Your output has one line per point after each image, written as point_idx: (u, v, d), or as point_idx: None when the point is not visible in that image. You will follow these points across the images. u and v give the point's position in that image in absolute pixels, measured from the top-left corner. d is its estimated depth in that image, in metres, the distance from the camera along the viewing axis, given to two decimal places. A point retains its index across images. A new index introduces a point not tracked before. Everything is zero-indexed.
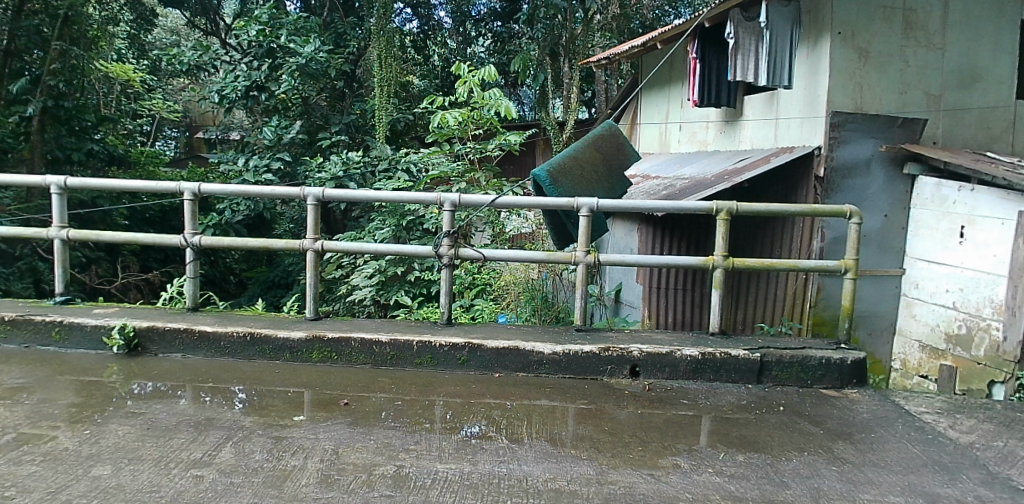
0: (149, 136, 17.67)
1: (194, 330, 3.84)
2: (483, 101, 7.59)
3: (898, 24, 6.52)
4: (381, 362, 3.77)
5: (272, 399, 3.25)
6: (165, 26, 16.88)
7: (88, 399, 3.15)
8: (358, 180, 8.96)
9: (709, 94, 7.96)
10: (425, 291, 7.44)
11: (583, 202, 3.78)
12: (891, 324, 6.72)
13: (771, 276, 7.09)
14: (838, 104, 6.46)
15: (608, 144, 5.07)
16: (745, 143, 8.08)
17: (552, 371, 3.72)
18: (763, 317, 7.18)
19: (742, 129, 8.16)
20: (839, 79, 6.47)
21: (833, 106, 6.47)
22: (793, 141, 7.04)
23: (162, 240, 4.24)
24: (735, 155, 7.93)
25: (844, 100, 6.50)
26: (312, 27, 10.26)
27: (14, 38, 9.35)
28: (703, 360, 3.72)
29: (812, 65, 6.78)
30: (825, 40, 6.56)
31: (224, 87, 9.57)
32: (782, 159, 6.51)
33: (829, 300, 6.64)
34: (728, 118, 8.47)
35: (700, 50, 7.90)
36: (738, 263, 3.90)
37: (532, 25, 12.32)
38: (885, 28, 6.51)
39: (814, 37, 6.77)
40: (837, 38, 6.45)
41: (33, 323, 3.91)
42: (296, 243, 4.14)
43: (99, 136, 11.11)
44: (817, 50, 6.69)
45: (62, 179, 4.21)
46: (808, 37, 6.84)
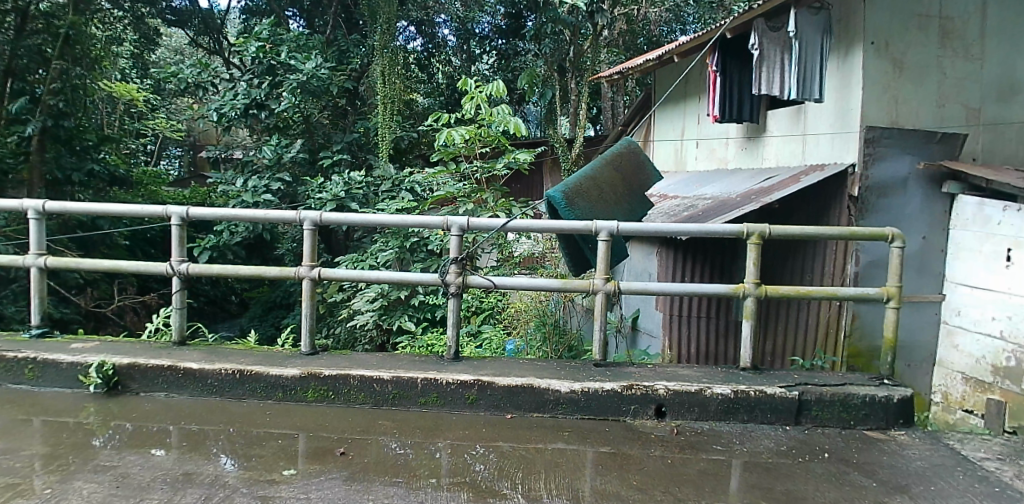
0: (153, 155, 17.61)
1: (179, 367, 3.53)
2: (491, 118, 7.33)
3: (935, 34, 6.29)
4: (383, 402, 3.44)
5: (262, 447, 2.93)
6: (169, 46, 16.91)
7: (57, 449, 2.84)
8: (360, 200, 8.67)
9: (730, 109, 7.69)
10: (429, 316, 7.13)
11: (601, 225, 3.57)
12: (931, 355, 6.41)
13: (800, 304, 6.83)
14: (872, 119, 6.18)
15: (628, 163, 4.72)
16: (770, 160, 7.78)
17: (570, 412, 3.39)
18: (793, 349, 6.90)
19: (765, 145, 7.89)
20: (872, 93, 6.20)
21: (866, 121, 6.18)
22: (823, 158, 6.74)
23: (147, 269, 3.95)
24: (760, 172, 7.65)
25: (880, 114, 6.21)
26: (314, 44, 10.08)
27: (14, 59, 9.13)
28: (736, 399, 3.40)
29: (843, 76, 6.51)
30: (858, 50, 6.29)
31: (224, 105, 9.35)
32: (811, 179, 6.22)
33: (864, 330, 6.34)
34: (750, 134, 8.21)
35: (721, 62, 7.63)
36: (771, 291, 3.57)
37: (539, 41, 12.16)
38: (920, 38, 6.26)
39: (844, 48, 6.51)
40: (872, 48, 6.18)
41: (5, 359, 3.63)
42: (291, 271, 3.83)
43: (100, 156, 10.98)
44: (848, 61, 6.43)
45: (40, 204, 3.95)
46: (839, 47, 6.58)
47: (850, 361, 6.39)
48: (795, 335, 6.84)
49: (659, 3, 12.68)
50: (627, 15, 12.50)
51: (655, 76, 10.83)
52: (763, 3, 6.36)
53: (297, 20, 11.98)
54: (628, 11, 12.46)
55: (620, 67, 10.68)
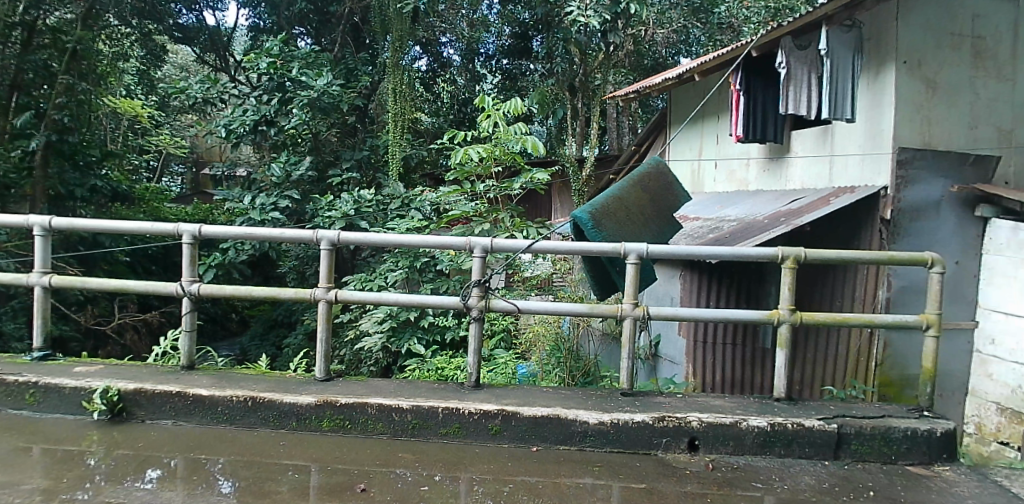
0: (155, 172, 17.61)
1: (188, 394, 3.37)
2: (507, 136, 7.22)
3: (967, 54, 6.31)
4: (402, 433, 3.28)
5: (272, 481, 2.76)
6: (174, 62, 17.01)
7: (59, 483, 2.66)
8: (369, 219, 8.53)
9: (754, 129, 7.63)
10: (438, 339, 6.94)
11: (630, 248, 3.45)
12: (963, 385, 6.37)
13: (831, 331, 6.85)
14: (904, 139, 6.16)
15: (655, 184, 4.62)
16: (794, 182, 7.73)
17: (598, 445, 3.23)
18: (826, 376, 6.91)
19: (789, 166, 7.84)
20: (905, 113, 6.18)
21: (898, 142, 6.16)
22: (852, 179, 6.72)
23: (155, 289, 3.79)
24: (784, 195, 7.59)
25: (911, 135, 6.19)
26: (325, 62, 9.93)
27: (20, 73, 9.22)
28: (774, 433, 3.23)
29: (875, 96, 6.49)
30: (890, 69, 6.29)
31: (232, 121, 9.28)
32: (841, 201, 6.16)
33: (895, 359, 6.33)
34: (773, 155, 8.17)
35: (745, 82, 7.52)
36: (807, 318, 3.42)
37: (550, 61, 12.14)
38: (952, 56, 6.29)
39: (876, 67, 6.49)
40: (903, 68, 6.19)
41: (5, 384, 3.46)
42: (306, 293, 3.68)
43: (103, 172, 10.94)
44: (880, 80, 6.41)
45: (46, 220, 3.81)
46: (870, 65, 6.58)
47: (881, 390, 6.37)
48: (826, 362, 6.86)
49: (666, 25, 12.59)
50: (636, 36, 12.48)
51: (670, 97, 10.81)
52: (794, 21, 6.32)
53: (305, 38, 11.96)
54: (636, 32, 12.47)
55: (635, 87, 10.65)
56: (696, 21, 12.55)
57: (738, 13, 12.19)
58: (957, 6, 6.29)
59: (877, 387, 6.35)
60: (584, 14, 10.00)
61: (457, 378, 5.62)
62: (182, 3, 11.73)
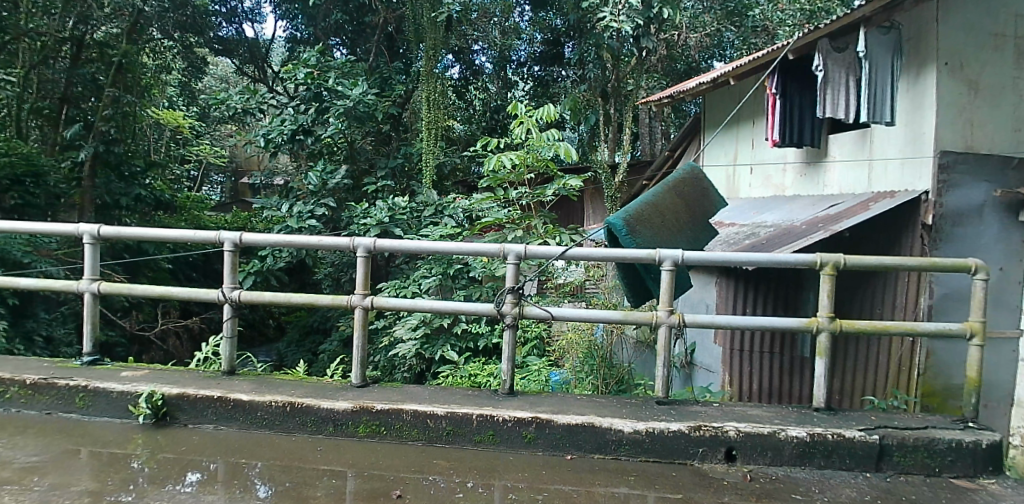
0: (197, 181, 18.13)
1: (228, 399, 3.45)
2: (540, 142, 7.23)
3: (1011, 54, 6.11)
4: (436, 439, 3.30)
5: (308, 486, 2.81)
6: (215, 74, 17.51)
7: (105, 485, 2.75)
8: (403, 227, 8.63)
9: (790, 133, 7.50)
10: (471, 346, 6.98)
11: (665, 254, 3.43)
12: (1011, 395, 6.13)
13: (871, 340, 6.68)
14: (947, 142, 5.98)
15: (691, 189, 4.58)
16: (832, 187, 7.57)
17: (633, 454, 3.20)
18: (867, 386, 6.73)
19: (827, 171, 7.68)
20: (947, 115, 6.00)
21: (941, 145, 5.99)
22: (892, 184, 6.55)
23: (198, 296, 3.89)
24: (822, 200, 7.44)
25: (954, 138, 6.01)
26: (360, 71, 10.10)
27: (70, 86, 9.93)
28: (813, 443, 3.16)
29: (915, 99, 6.32)
30: (930, 71, 6.12)
31: (271, 131, 9.52)
32: (881, 206, 6.01)
33: (938, 368, 6.13)
34: (810, 159, 8.02)
35: (781, 86, 7.43)
36: (846, 326, 3.34)
37: (582, 67, 12.13)
38: (995, 57, 6.10)
39: (916, 69, 6.32)
40: (944, 69, 6.02)
41: (56, 387, 3.60)
42: (343, 299, 3.74)
43: (147, 182, 11.33)
44: (920, 82, 6.25)
45: (95, 228, 3.96)
46: (909, 66, 6.41)
47: (924, 400, 6.17)
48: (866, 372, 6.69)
49: (699, 29, 12.55)
50: (667, 40, 12.42)
51: (705, 102, 10.71)
52: (830, 23, 6.22)
53: (340, 48, 12.16)
54: (669, 37, 12.41)
55: (668, 92, 10.57)
56: (730, 25, 12.44)
57: (772, 16, 11.96)
58: (1000, 5, 6.10)
59: (920, 397, 6.15)
60: (616, 20, 9.98)
61: (490, 385, 5.63)
62: (222, 15, 12.05)
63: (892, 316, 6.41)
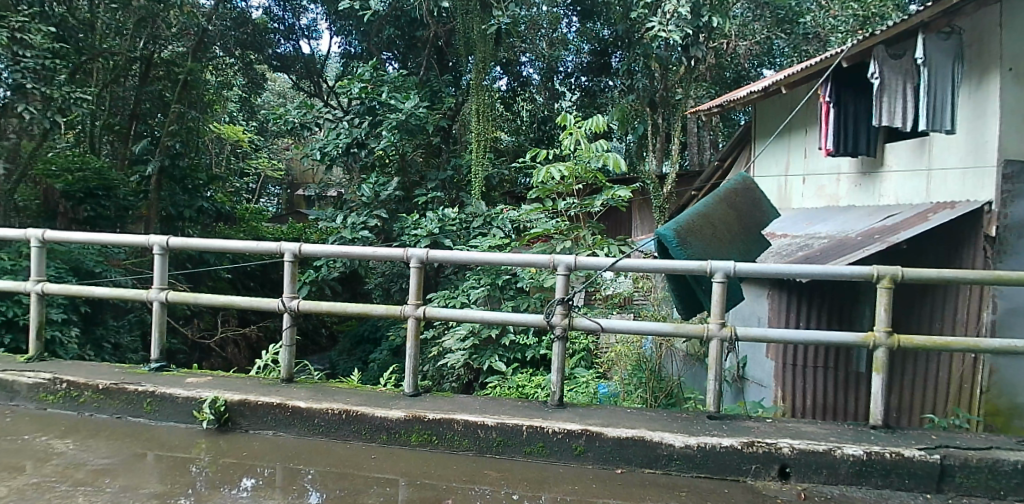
0: (255, 193, 18.83)
1: (287, 406, 3.58)
2: (589, 153, 7.21)
3: None
4: (487, 450, 3.36)
5: (360, 493, 2.89)
6: (273, 89, 18.19)
7: (171, 487, 2.90)
8: (453, 237, 8.79)
9: (845, 142, 7.37)
10: (519, 357, 7.02)
11: (717, 266, 3.41)
12: None
13: (931, 355, 6.45)
14: (1012, 151, 5.74)
15: (742, 199, 4.55)
16: (889, 197, 7.34)
17: (684, 469, 3.18)
18: (927, 403, 6.49)
19: (883, 181, 7.45)
20: (1012, 122, 5.76)
21: (1005, 154, 5.75)
22: (952, 194, 6.32)
23: (258, 305, 4.05)
24: (878, 210, 7.22)
25: (1019, 146, 5.76)
26: (412, 84, 10.31)
27: (139, 103, 10.69)
28: (870, 462, 3.08)
29: (977, 106, 6.10)
30: (993, 77, 5.90)
31: (327, 145, 9.81)
32: (942, 217, 5.80)
33: (1004, 386, 5.86)
34: (865, 168, 7.79)
35: (834, 93, 7.36)
36: (905, 342, 3.25)
37: (631, 77, 12.06)
38: None
39: (977, 75, 6.11)
40: (1009, 75, 5.78)
41: (126, 392, 3.80)
42: (396, 310, 3.84)
43: (209, 194, 11.84)
44: (982, 89, 6.04)
45: (164, 239, 4.17)
46: (971, 73, 6.19)
47: (989, 420, 5.90)
48: (926, 389, 6.46)
49: (749, 37, 12.38)
50: (717, 48, 12.28)
51: (756, 110, 10.54)
52: (886, 31, 6.15)
53: (393, 63, 12.44)
54: (718, 45, 12.30)
55: (717, 101, 10.41)
56: (780, 32, 12.29)
57: (824, 22, 11.85)
58: None
59: (984, 416, 5.89)
60: (665, 29, 9.85)
61: (538, 396, 5.65)
62: (280, 32, 12.58)
63: (954, 331, 6.17)
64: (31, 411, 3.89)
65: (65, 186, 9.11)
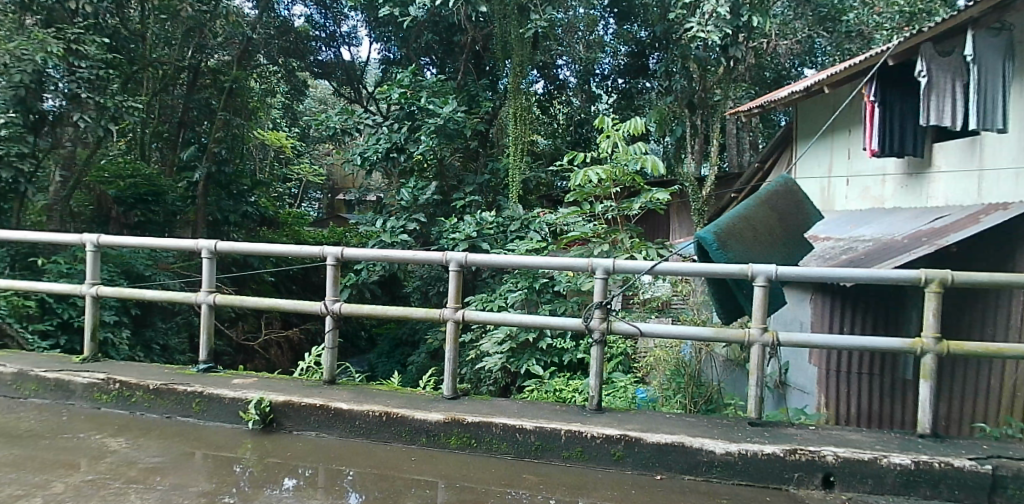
0: (297, 198, 19.26)
1: (330, 407, 3.67)
2: (627, 156, 7.18)
3: None
4: (526, 454, 3.38)
5: (399, 495, 2.95)
6: (315, 96, 18.60)
7: (219, 486, 3.00)
8: (490, 241, 8.84)
9: (890, 142, 7.16)
10: (556, 361, 7.02)
11: (758, 270, 3.37)
12: None
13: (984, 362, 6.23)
14: None
15: (784, 202, 4.48)
16: (937, 198, 7.13)
17: (725, 477, 3.15)
18: (979, 412, 6.29)
19: (932, 182, 7.24)
20: None
21: None
22: (1005, 195, 6.10)
23: (302, 308, 4.15)
24: (926, 212, 7.00)
25: None
26: (450, 89, 10.42)
27: (188, 111, 11.10)
28: (918, 472, 3.00)
29: None
30: None
31: (367, 150, 9.99)
32: (995, 219, 5.60)
33: None
34: (912, 169, 7.58)
35: (879, 92, 7.17)
36: (955, 349, 3.16)
37: (669, 79, 11.95)
38: None
39: None
40: None
41: (176, 393, 3.94)
42: (436, 312, 3.89)
43: (253, 199, 12.17)
44: None
45: (212, 244, 4.31)
46: None
47: None
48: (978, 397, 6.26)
49: (789, 36, 12.19)
50: (757, 48, 12.11)
51: (797, 110, 10.34)
52: (933, 28, 5.98)
53: (431, 68, 12.57)
54: (758, 45, 12.14)
55: (757, 102, 10.23)
56: (821, 31, 12.04)
57: (868, 20, 11.54)
58: None
59: None
60: (704, 29, 9.75)
61: (575, 400, 5.63)
62: (322, 40, 12.86)
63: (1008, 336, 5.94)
64: (86, 410, 4.06)
65: (117, 192, 9.61)
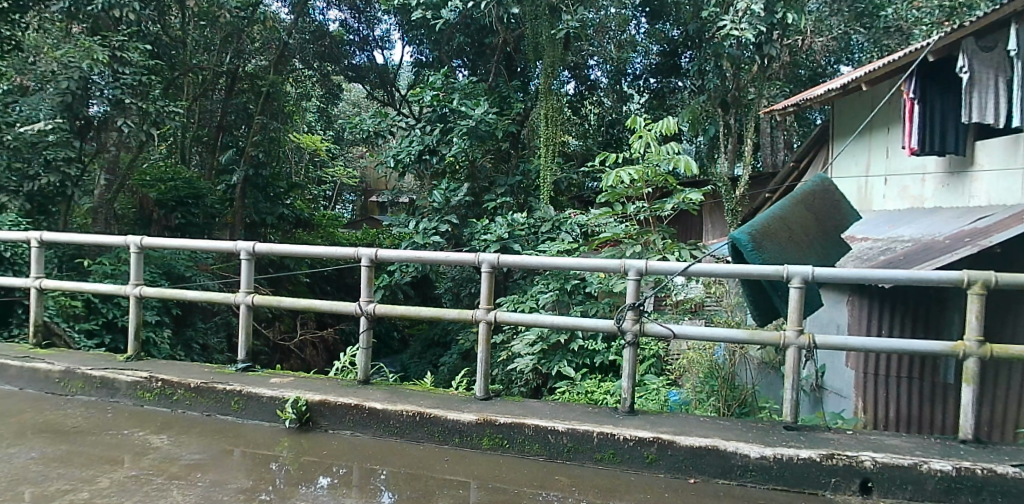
0: (331, 200, 19.57)
1: (364, 407, 3.73)
2: (659, 156, 7.14)
3: None
4: (558, 455, 3.39)
5: (432, 495, 2.99)
6: (349, 99, 18.89)
7: (257, 483, 3.08)
8: (521, 242, 8.86)
9: (931, 141, 6.98)
10: (588, 362, 7.02)
11: (794, 271, 3.32)
12: None
13: None
14: None
15: (820, 203, 4.42)
16: (981, 197, 6.92)
17: (760, 481, 3.11)
18: None
19: (975, 180, 7.03)
20: None
21: None
22: None
23: (337, 308, 4.22)
24: (970, 212, 6.81)
25: None
26: (481, 91, 10.46)
27: (226, 115, 11.37)
28: (960, 478, 2.93)
29: None
30: None
31: (400, 152, 10.12)
32: None
33: None
34: (955, 167, 7.37)
35: (919, 90, 7.02)
36: (999, 352, 3.07)
37: (702, 77, 11.81)
38: None
39: None
40: None
41: (216, 391, 4.05)
42: (468, 313, 3.92)
43: (288, 201, 12.42)
44: None
45: (251, 246, 4.41)
46: None
47: None
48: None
49: (825, 32, 11.96)
50: (792, 45, 11.90)
51: (834, 108, 10.13)
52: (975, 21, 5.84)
53: (462, 70, 12.64)
54: (793, 42, 11.93)
55: (793, 100, 10.05)
56: (859, 27, 11.74)
57: (907, 15, 11.19)
58: None
59: None
60: (738, 27, 9.63)
61: (607, 402, 5.62)
62: (355, 43, 12.88)
63: None
64: (130, 407, 4.20)
65: (158, 195, 9.96)
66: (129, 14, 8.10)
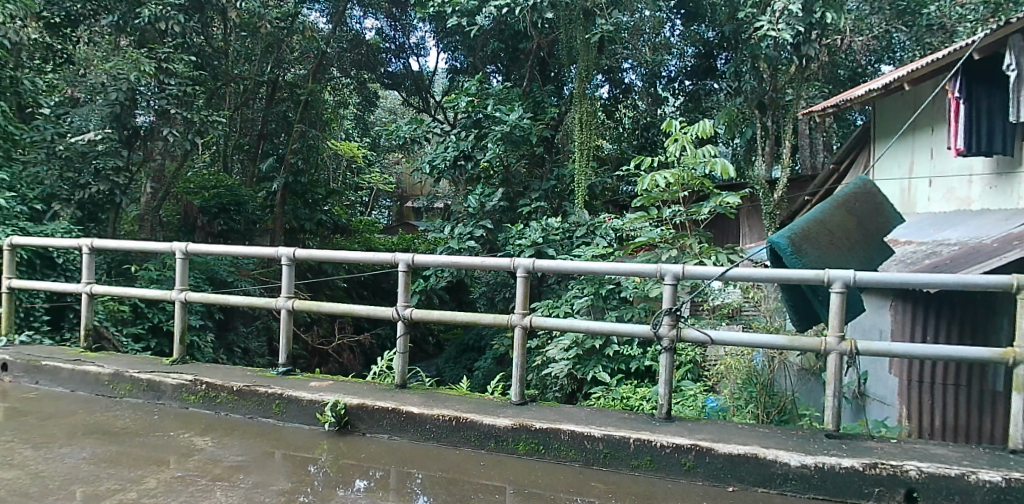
0: (368, 206, 19.86)
1: (402, 411, 3.78)
2: (695, 160, 7.06)
3: None
4: (594, 461, 3.38)
5: (468, 499, 3.01)
6: (385, 106, 19.19)
7: (298, 485, 3.15)
8: (556, 246, 8.86)
9: (977, 140, 6.79)
10: (623, 367, 6.98)
11: (835, 275, 3.25)
12: None
13: None
14: None
15: (864, 208, 4.33)
16: None
17: (800, 490, 3.06)
18: None
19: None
20: None
21: None
22: None
23: (374, 312, 4.29)
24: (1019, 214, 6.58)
25: None
26: (515, 97, 10.50)
27: (266, 124, 11.66)
28: (1011, 490, 2.84)
29: None
30: None
31: (436, 158, 10.06)
32: None
33: None
34: (1003, 168, 7.14)
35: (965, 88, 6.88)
36: None
37: (738, 79, 11.64)
38: None
39: None
40: None
41: (257, 394, 4.16)
42: (504, 318, 3.95)
43: (326, 208, 12.66)
44: None
45: (291, 251, 4.51)
46: None
47: None
48: None
49: (866, 31, 11.73)
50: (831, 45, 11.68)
51: (876, 107, 9.89)
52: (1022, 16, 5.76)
53: (496, 75, 12.73)
54: (832, 41, 11.70)
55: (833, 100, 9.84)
56: (901, 25, 11.43)
57: (950, 12, 10.90)
58: None
59: None
60: (775, 27, 9.46)
61: (643, 408, 5.58)
62: (391, 51, 13.13)
63: None
64: (176, 409, 4.33)
65: (202, 202, 10.24)
66: (174, 26, 8.36)
